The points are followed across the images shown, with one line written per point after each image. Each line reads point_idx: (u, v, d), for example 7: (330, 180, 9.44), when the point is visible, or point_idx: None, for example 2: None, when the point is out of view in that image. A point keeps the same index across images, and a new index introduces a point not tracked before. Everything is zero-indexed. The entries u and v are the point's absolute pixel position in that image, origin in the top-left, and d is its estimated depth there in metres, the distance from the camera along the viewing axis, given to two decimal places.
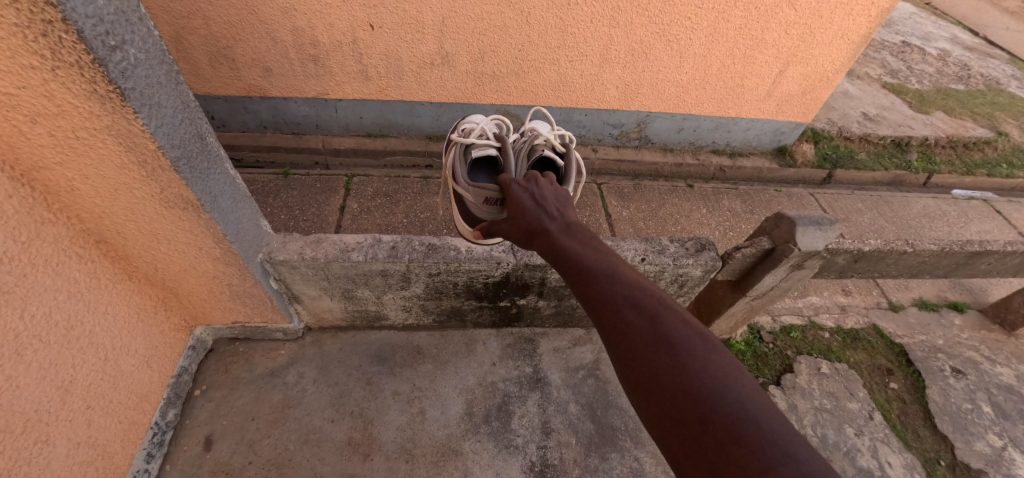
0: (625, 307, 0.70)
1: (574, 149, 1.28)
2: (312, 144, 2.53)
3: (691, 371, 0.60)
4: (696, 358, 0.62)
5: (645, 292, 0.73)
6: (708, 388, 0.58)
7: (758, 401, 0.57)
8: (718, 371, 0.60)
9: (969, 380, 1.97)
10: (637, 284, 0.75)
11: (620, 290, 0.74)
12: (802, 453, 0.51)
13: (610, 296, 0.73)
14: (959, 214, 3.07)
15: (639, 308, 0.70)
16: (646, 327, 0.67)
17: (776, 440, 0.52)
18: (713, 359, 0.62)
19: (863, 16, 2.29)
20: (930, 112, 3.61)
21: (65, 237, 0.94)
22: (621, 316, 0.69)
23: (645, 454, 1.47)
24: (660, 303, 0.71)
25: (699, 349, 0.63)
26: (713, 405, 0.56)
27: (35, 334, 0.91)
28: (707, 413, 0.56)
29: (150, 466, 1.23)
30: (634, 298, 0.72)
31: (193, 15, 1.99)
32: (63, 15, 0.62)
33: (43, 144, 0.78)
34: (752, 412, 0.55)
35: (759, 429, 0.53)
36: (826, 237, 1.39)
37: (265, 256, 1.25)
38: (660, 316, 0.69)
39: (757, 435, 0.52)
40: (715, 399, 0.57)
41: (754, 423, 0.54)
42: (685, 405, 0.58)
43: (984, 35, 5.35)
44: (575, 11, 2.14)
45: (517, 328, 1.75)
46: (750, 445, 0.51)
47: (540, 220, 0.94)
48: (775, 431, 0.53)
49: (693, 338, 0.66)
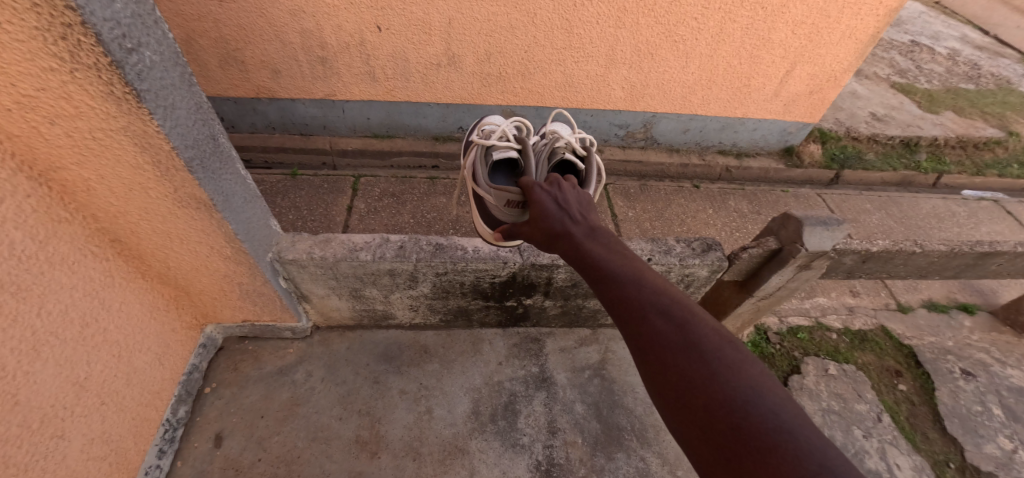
0: (652, 313, 0.71)
1: (595, 152, 1.26)
2: (319, 145, 2.56)
3: (722, 380, 0.61)
4: (727, 367, 0.62)
5: (672, 299, 0.74)
6: (740, 397, 0.59)
7: (791, 410, 0.58)
8: (749, 380, 0.61)
9: (979, 383, 1.95)
10: (664, 291, 0.75)
11: (647, 296, 0.74)
12: (840, 465, 0.51)
13: (637, 303, 0.73)
14: (968, 214, 3.03)
15: (667, 315, 0.70)
16: (674, 334, 0.67)
17: (812, 451, 0.52)
18: (744, 368, 0.62)
19: (872, 16, 2.27)
20: (939, 112, 3.57)
21: (81, 236, 0.96)
22: (649, 323, 0.70)
23: (651, 454, 1.47)
24: (688, 310, 0.72)
25: (730, 357, 0.64)
26: (745, 414, 0.57)
27: (52, 331, 0.92)
28: (739, 421, 0.56)
29: (161, 462, 1.25)
30: (662, 304, 0.72)
31: (204, 17, 2.02)
32: (82, 18, 0.63)
33: (62, 145, 0.80)
34: (786, 422, 0.56)
35: (793, 439, 0.54)
36: (833, 237, 1.39)
37: (274, 256, 1.27)
38: (689, 323, 0.69)
39: (792, 447, 0.53)
40: (747, 408, 0.57)
41: (789, 433, 0.54)
42: (717, 413, 0.58)
43: (995, 35, 5.28)
44: (581, 12, 2.15)
45: (523, 328, 1.75)
46: (786, 456, 0.52)
47: (563, 224, 0.94)
48: (810, 441, 0.54)
49: (723, 346, 0.66)
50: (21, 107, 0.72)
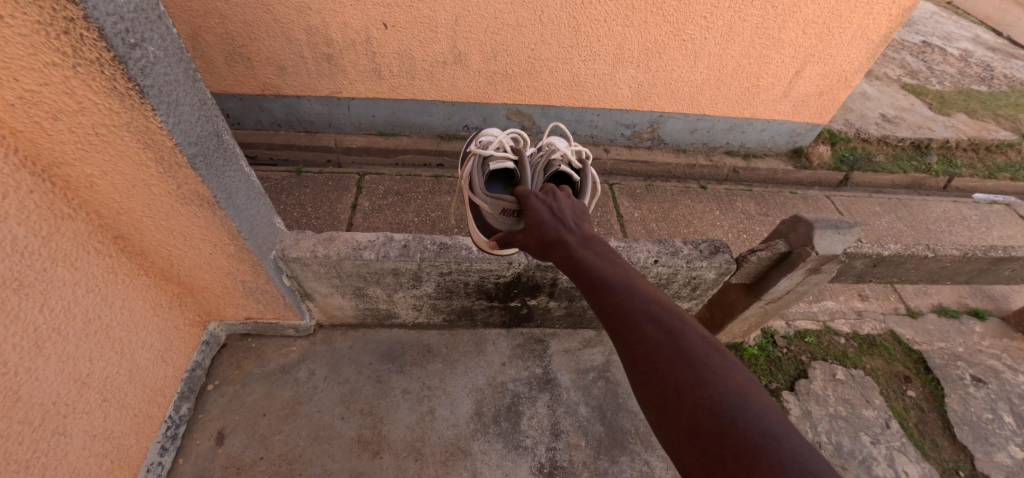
0: (642, 320, 0.69)
1: (591, 165, 1.25)
2: (324, 142, 2.54)
3: (710, 386, 0.60)
4: (715, 373, 0.61)
5: (663, 306, 0.72)
6: (726, 403, 0.58)
7: (777, 416, 0.57)
8: (736, 386, 0.60)
9: (990, 390, 1.92)
10: (655, 299, 0.73)
11: (639, 304, 0.72)
12: (822, 469, 0.51)
13: (627, 310, 0.71)
14: (980, 218, 2.98)
15: (657, 322, 0.69)
16: (664, 342, 0.66)
17: (795, 456, 0.52)
18: (732, 376, 0.61)
19: (885, 16, 2.23)
20: (951, 113, 3.53)
21: (84, 232, 0.96)
22: (640, 331, 0.68)
23: (655, 458, 1.45)
24: (678, 317, 0.70)
25: (719, 365, 0.62)
26: (733, 420, 0.56)
27: (55, 327, 0.92)
28: (726, 427, 0.55)
29: (162, 459, 1.24)
30: (653, 312, 0.70)
31: (210, 14, 2.02)
32: (85, 12, 0.63)
33: (65, 140, 0.79)
34: (771, 427, 0.55)
35: (777, 445, 0.53)
36: (844, 241, 1.37)
37: (277, 254, 1.26)
38: (679, 330, 0.67)
39: (776, 451, 0.52)
40: (733, 414, 0.56)
41: (773, 438, 0.54)
42: (704, 419, 0.57)
43: (1008, 36, 5.20)
44: (590, 10, 2.12)
45: (528, 328, 1.74)
46: (770, 462, 0.51)
47: (558, 231, 0.92)
48: (794, 446, 0.53)
49: (712, 353, 0.64)
50: (23, 101, 0.71)
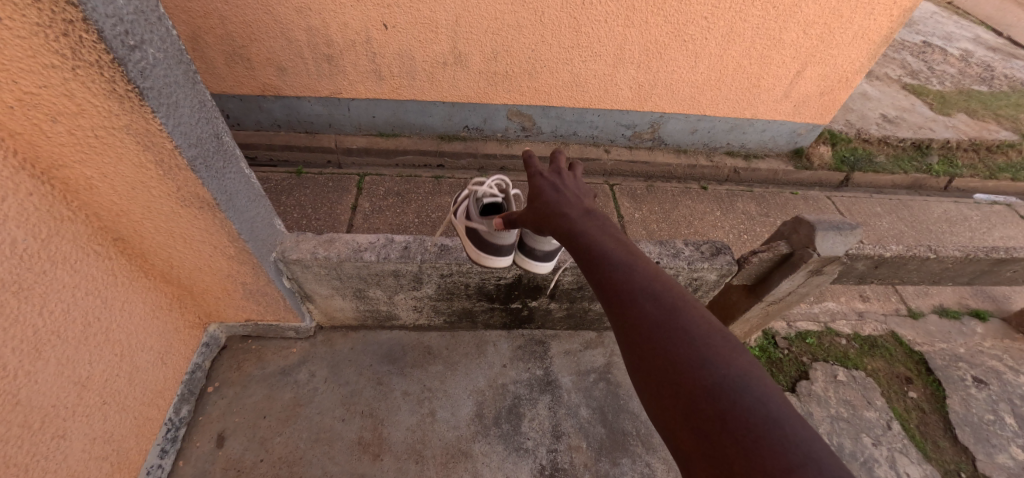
0: (641, 297, 0.69)
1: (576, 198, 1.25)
2: (324, 143, 2.53)
3: (711, 366, 0.58)
4: (715, 353, 0.60)
5: (665, 285, 0.71)
6: (727, 384, 0.56)
7: (782, 402, 0.54)
8: (738, 368, 0.58)
9: (991, 391, 1.91)
10: (657, 277, 0.73)
11: (638, 281, 0.71)
12: (828, 459, 0.48)
13: (626, 288, 0.71)
14: (981, 219, 2.98)
15: (656, 300, 0.68)
16: (663, 320, 0.65)
17: (799, 443, 0.50)
18: (734, 357, 0.60)
19: (885, 16, 2.23)
20: (952, 113, 3.53)
21: (83, 235, 0.95)
22: (638, 309, 0.67)
23: (656, 460, 1.45)
24: (679, 297, 0.69)
25: (721, 346, 0.61)
26: (733, 403, 0.54)
27: (54, 330, 0.92)
28: (726, 410, 0.54)
29: (162, 462, 1.23)
30: (653, 290, 0.70)
31: (210, 14, 2.02)
32: (84, 14, 0.62)
33: (65, 142, 0.79)
34: (774, 411, 0.53)
35: (780, 430, 0.51)
36: (846, 242, 1.36)
37: (277, 256, 1.25)
38: (679, 309, 0.67)
39: (778, 436, 0.50)
40: (735, 396, 0.55)
41: (777, 423, 0.52)
42: (703, 399, 0.56)
43: (1008, 35, 5.20)
44: (591, 10, 2.12)
45: (529, 330, 1.73)
46: (771, 445, 0.49)
47: (558, 206, 0.92)
48: (798, 432, 0.51)
49: (713, 334, 0.63)
50: (23, 104, 0.70)
